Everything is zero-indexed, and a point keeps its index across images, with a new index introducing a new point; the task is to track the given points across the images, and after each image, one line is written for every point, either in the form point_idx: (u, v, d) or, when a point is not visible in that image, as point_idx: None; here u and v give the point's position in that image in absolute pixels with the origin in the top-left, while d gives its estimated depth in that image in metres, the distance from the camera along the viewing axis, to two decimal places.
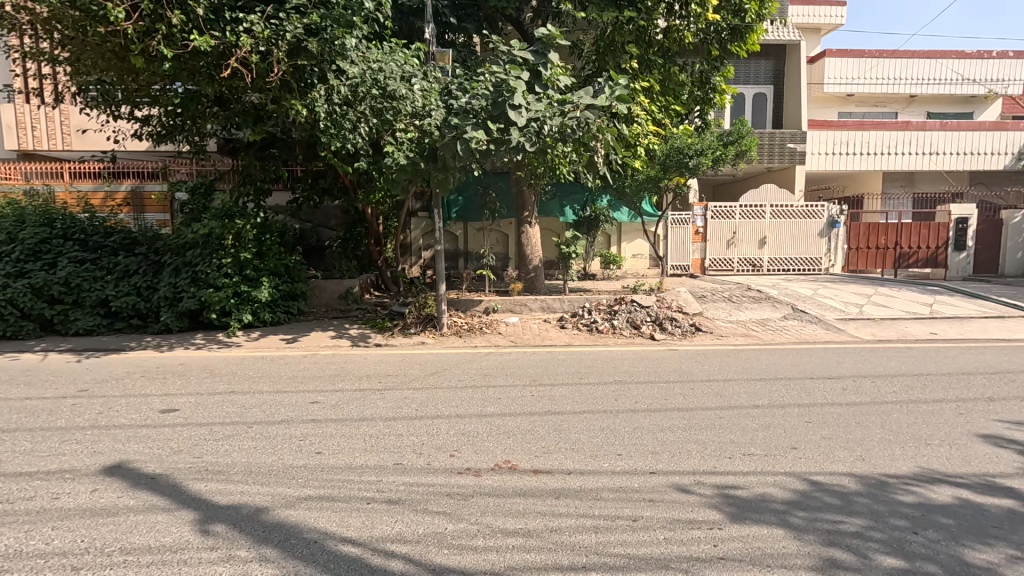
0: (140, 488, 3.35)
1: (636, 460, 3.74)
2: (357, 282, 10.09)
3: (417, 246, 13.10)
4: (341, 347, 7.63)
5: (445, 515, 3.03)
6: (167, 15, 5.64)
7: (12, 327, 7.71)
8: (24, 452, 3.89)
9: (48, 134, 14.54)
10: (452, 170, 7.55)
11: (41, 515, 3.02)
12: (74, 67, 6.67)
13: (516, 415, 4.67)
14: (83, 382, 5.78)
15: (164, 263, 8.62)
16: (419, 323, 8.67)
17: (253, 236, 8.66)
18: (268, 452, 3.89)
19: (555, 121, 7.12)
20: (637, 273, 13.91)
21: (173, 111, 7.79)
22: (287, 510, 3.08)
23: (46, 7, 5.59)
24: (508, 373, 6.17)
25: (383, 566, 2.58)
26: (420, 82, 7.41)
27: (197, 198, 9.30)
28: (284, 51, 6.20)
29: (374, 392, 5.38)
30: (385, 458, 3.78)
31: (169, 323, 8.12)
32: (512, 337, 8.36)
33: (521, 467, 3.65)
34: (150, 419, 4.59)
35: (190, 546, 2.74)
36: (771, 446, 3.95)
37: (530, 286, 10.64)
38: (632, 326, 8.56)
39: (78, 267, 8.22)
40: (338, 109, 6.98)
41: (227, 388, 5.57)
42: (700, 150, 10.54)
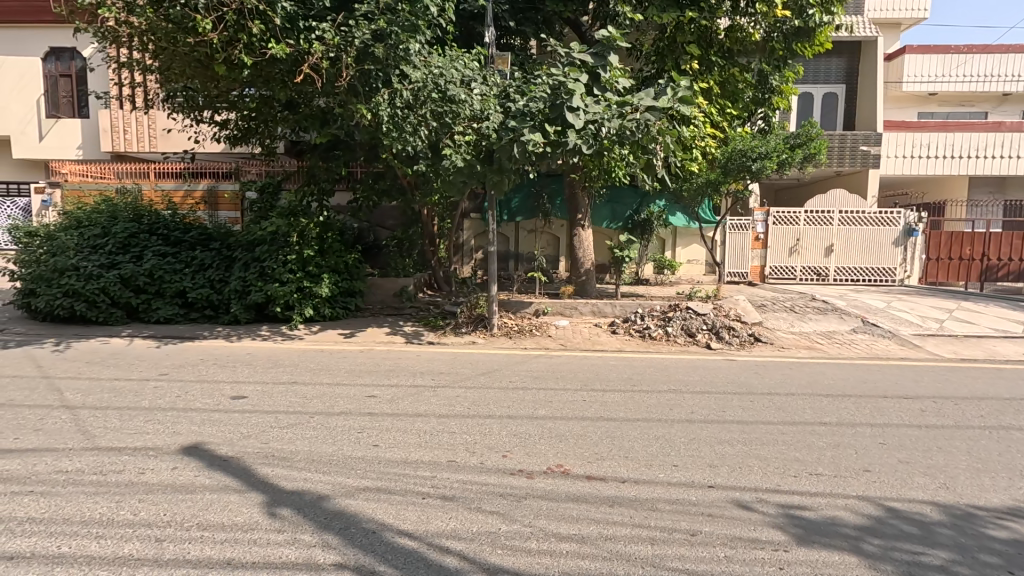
0: (214, 468, 3.58)
1: (692, 472, 3.63)
2: (411, 281, 10.36)
3: (471, 246, 13.28)
4: (395, 343, 7.84)
5: (498, 515, 3.05)
6: (248, 25, 6.01)
7: (103, 314, 8.43)
8: (114, 429, 4.23)
9: (137, 137, 15.83)
10: (508, 172, 7.69)
11: (128, 488, 3.28)
12: (164, 75, 7.28)
13: (567, 419, 4.64)
14: (164, 367, 6.24)
15: (235, 258, 9.16)
16: (470, 323, 8.76)
17: (315, 235, 9.05)
18: (329, 442, 4.05)
19: (613, 124, 7.13)
20: (692, 279, 13.48)
21: (246, 115, 8.22)
22: (346, 500, 3.20)
23: (144, 21, 6.10)
24: (558, 377, 6.13)
25: (439, 562, 2.62)
26: (479, 87, 7.51)
27: (266, 197, 9.82)
28: (353, 56, 6.47)
29: (427, 389, 5.49)
30: (439, 455, 3.85)
31: (238, 315, 8.62)
32: (562, 340, 8.32)
33: (574, 472, 3.62)
34: (222, 404, 4.90)
35: (259, 527, 2.89)
36: (840, 467, 3.73)
37: (582, 290, 10.56)
38: (687, 334, 8.30)
39: (161, 260, 8.89)
40: (400, 112, 7.16)
41: (291, 378, 5.85)
42: (763, 152, 9.81)
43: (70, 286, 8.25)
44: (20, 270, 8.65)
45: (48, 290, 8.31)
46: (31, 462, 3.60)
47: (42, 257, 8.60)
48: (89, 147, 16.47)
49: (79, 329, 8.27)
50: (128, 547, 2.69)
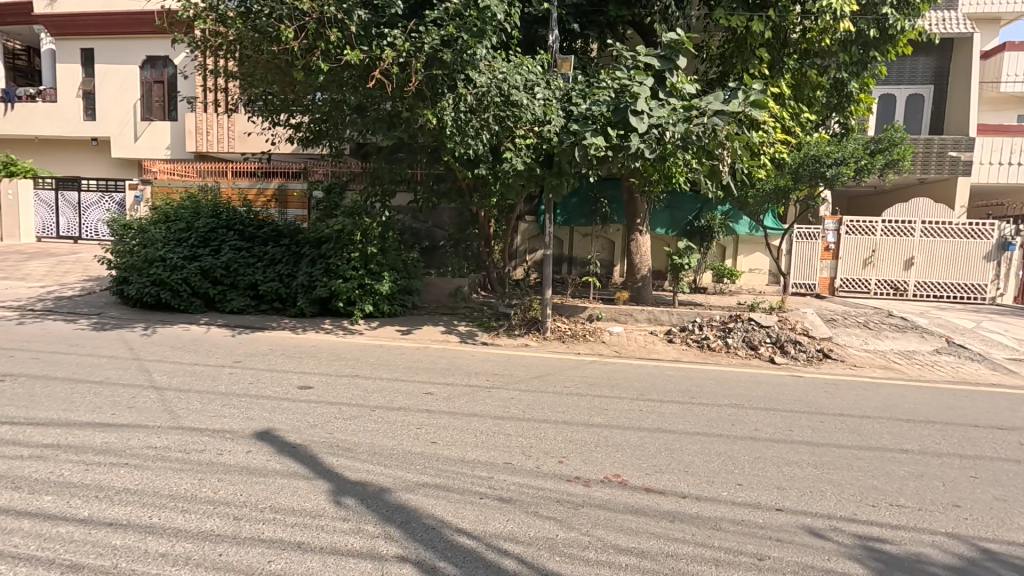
0: (284, 454, 3.77)
1: (758, 492, 3.47)
2: (466, 281, 10.51)
3: (525, 249, 13.33)
4: (451, 342, 7.99)
5: (555, 521, 3.04)
6: (327, 33, 6.32)
7: (184, 302, 9.08)
8: (196, 411, 4.55)
9: (218, 138, 17.00)
10: (567, 176, 7.82)
11: (209, 467, 3.51)
12: (248, 82, 7.78)
13: (624, 429, 4.56)
14: (237, 355, 6.65)
15: (303, 254, 9.63)
16: (523, 326, 8.78)
17: (378, 234, 9.35)
18: (389, 436, 4.18)
19: (678, 128, 6.98)
20: (754, 289, 12.92)
21: (317, 120, 8.56)
22: (406, 494, 3.28)
23: (235, 32, 6.65)
24: (613, 385, 6.03)
25: (497, 563, 2.65)
26: (542, 92, 7.53)
27: (332, 197, 10.23)
28: (422, 61, 6.67)
29: (482, 389, 5.55)
30: (495, 456, 3.88)
31: (303, 308, 9.07)
32: (616, 347, 8.19)
33: (631, 483, 3.56)
34: (290, 393, 5.15)
35: (326, 514, 3.02)
36: (924, 499, 3.45)
37: (638, 296, 10.35)
38: (748, 347, 7.96)
39: (236, 254, 9.49)
40: (464, 116, 7.21)
41: (352, 371, 6.09)
42: (840, 157, 9.25)
43: (157, 275, 8.96)
44: (115, 259, 9.45)
45: (139, 278, 9.05)
46: (125, 437, 3.93)
47: (135, 248, 9.37)
48: (176, 148, 17.83)
49: (164, 315, 8.96)
50: (210, 522, 2.89)
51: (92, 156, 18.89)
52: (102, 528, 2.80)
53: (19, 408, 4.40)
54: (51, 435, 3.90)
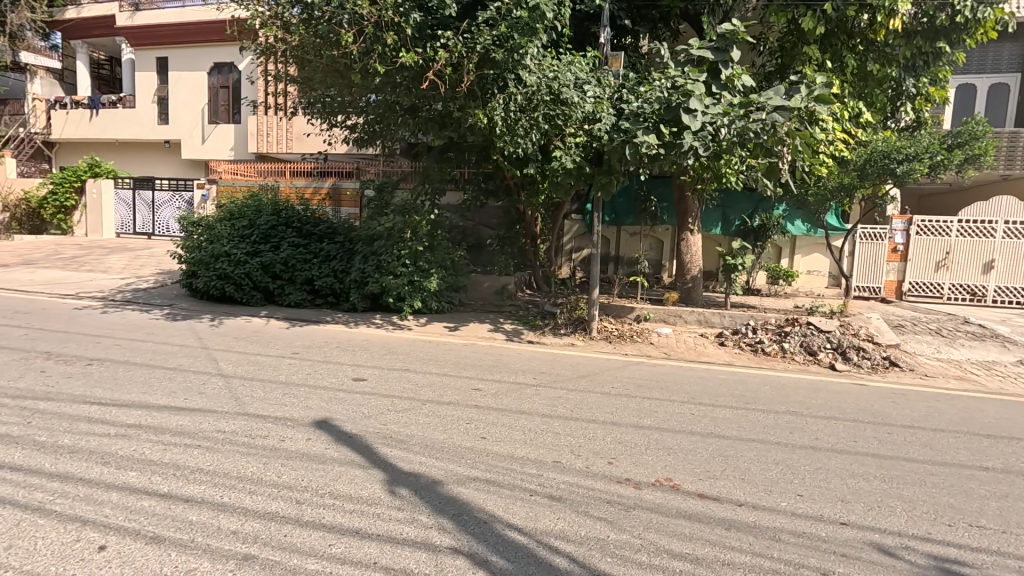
0: (341, 443, 3.93)
1: (820, 504, 3.32)
2: (513, 279, 10.55)
3: (570, 248, 13.26)
4: (496, 340, 8.07)
5: (607, 522, 3.02)
6: (384, 37, 6.49)
7: (247, 295, 9.60)
8: (260, 398, 4.81)
9: (277, 140, 17.79)
10: (617, 173, 7.76)
11: (272, 452, 3.70)
12: (310, 86, 8.12)
13: (675, 432, 4.46)
14: (296, 346, 6.97)
15: (355, 251, 9.93)
16: (569, 325, 8.73)
17: (427, 232, 9.52)
18: (440, 430, 4.27)
19: (734, 125, 6.75)
20: (812, 292, 12.34)
21: (372, 121, 8.71)
22: (458, 487, 3.35)
23: (298, 38, 6.94)
24: (663, 387, 5.91)
25: (549, 561, 2.66)
26: (592, 90, 7.45)
27: (383, 195, 10.42)
28: (474, 62, 6.74)
29: (530, 387, 5.58)
30: (545, 454, 3.89)
31: (356, 303, 9.40)
32: (665, 348, 8.01)
33: (684, 488, 3.48)
34: (345, 385, 5.35)
35: (382, 503, 3.12)
36: (1009, 522, 3.20)
37: (687, 296, 10.10)
38: (807, 353, 7.59)
39: (294, 250, 9.90)
40: (514, 116, 7.25)
41: (403, 365, 6.26)
42: (911, 153, 8.70)
43: (223, 269, 9.50)
44: (185, 254, 10.08)
45: (206, 272, 9.62)
46: (198, 420, 4.20)
47: (202, 244, 9.96)
48: (240, 149, 18.79)
49: (228, 308, 9.50)
50: (275, 505, 3.05)
51: (165, 157, 20.20)
52: (179, 504, 3.00)
53: (105, 390, 4.79)
54: (133, 416, 4.22)
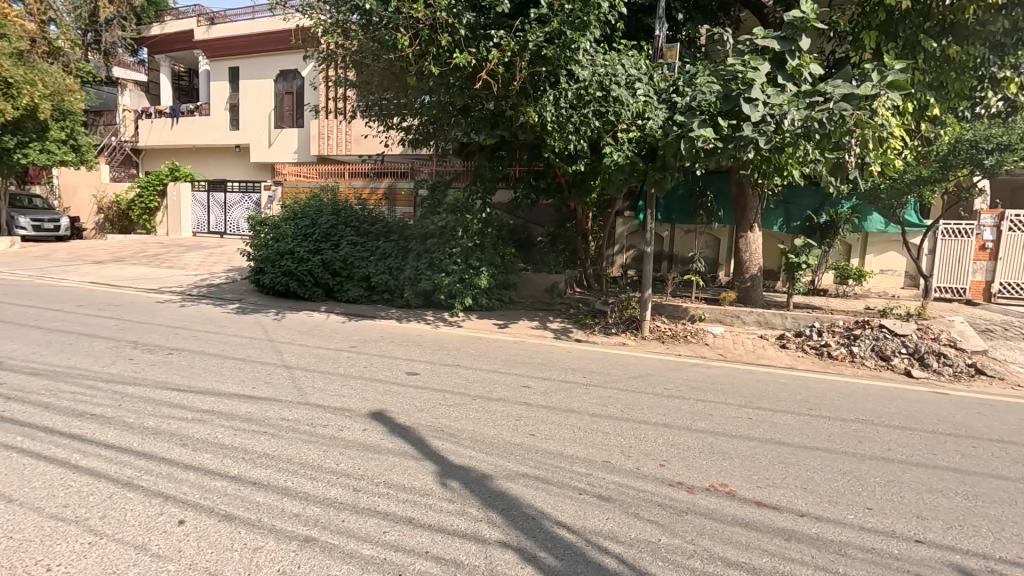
0: (395, 434, 4.06)
1: (891, 519, 3.11)
2: (563, 277, 10.49)
3: (622, 245, 13.02)
4: (546, 338, 8.06)
5: (658, 525, 2.96)
6: (438, 39, 6.63)
7: (309, 291, 10.09)
8: (320, 389, 5.05)
9: (337, 142, 18.52)
10: (671, 169, 7.56)
11: (332, 441, 3.89)
12: (368, 89, 8.38)
13: (731, 437, 4.30)
14: (354, 340, 7.26)
15: (409, 249, 10.21)
16: (620, 324, 8.59)
17: (478, 230, 9.65)
18: (490, 425, 4.32)
19: (799, 116, 6.42)
20: (885, 293, 11.53)
21: (426, 122, 8.81)
22: (507, 482, 3.38)
23: (358, 43, 7.21)
24: (718, 390, 5.70)
25: (597, 561, 2.64)
26: (642, 87, 7.32)
27: (436, 195, 10.56)
28: (526, 59, 6.75)
29: (580, 386, 5.54)
30: (594, 454, 3.86)
31: (410, 300, 9.66)
32: (721, 350, 7.72)
33: (740, 494, 3.36)
34: (399, 378, 5.52)
35: (433, 494, 3.21)
36: None
37: (745, 297, 9.69)
38: (879, 358, 7.10)
39: (352, 248, 10.30)
40: (565, 112, 7.21)
41: (454, 361, 6.38)
42: (1003, 142, 7.99)
43: (287, 266, 10.04)
44: (253, 252, 10.73)
45: (273, 269, 10.19)
46: (264, 408, 4.46)
47: (269, 243, 10.55)
48: (303, 152, 19.72)
49: (291, 303, 10.03)
50: (334, 491, 3.19)
51: (236, 161, 21.53)
52: (248, 486, 3.21)
53: (183, 377, 5.19)
54: (207, 402, 4.54)
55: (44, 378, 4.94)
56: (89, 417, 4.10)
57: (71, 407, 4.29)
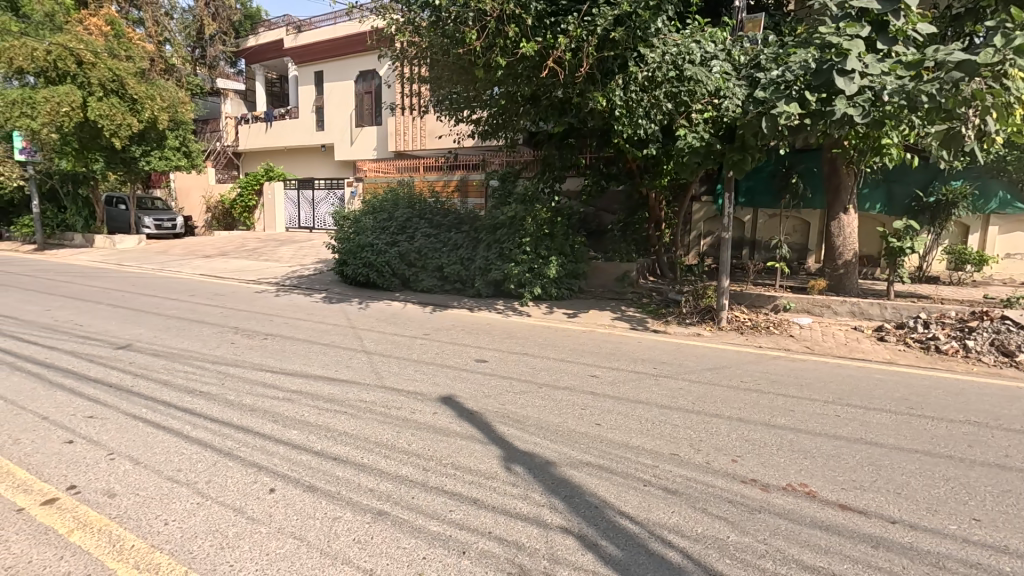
0: (464, 418, 4.21)
1: (1003, 533, 2.77)
2: (635, 265, 10.21)
3: (698, 231, 12.42)
4: (617, 328, 7.92)
5: (727, 522, 2.85)
6: (505, 31, 6.65)
7: (386, 281, 10.59)
8: (395, 373, 5.34)
9: (412, 138, 19.14)
10: (752, 149, 7.04)
11: (404, 422, 4.10)
12: (438, 84, 8.52)
13: (814, 434, 4.02)
14: (427, 328, 7.57)
15: (480, 239, 10.42)
16: (696, 314, 8.20)
17: (548, 220, 9.69)
18: (556, 413, 4.34)
19: (902, 87, 5.78)
20: (1011, 280, 10.14)
21: (495, 113, 8.88)
22: (570, 470, 3.40)
23: (428, 40, 7.40)
24: (802, 384, 5.32)
25: (660, 554, 2.60)
26: (719, 64, 6.95)
27: (506, 185, 10.57)
28: (593, 44, 6.62)
29: (649, 377, 5.41)
30: (662, 446, 3.77)
31: (480, 290, 9.87)
32: (808, 342, 7.17)
33: (822, 496, 3.14)
34: (469, 365, 5.69)
35: (498, 477, 3.30)
36: None
37: (835, 286, 8.94)
38: (999, 353, 6.26)
39: (426, 240, 10.70)
40: (635, 96, 6.99)
41: (522, 350, 6.45)
42: None
43: (367, 258, 10.61)
44: (337, 245, 11.42)
45: (354, 261, 10.81)
46: (345, 390, 4.79)
47: (350, 236, 11.18)
48: (380, 148, 20.60)
49: (371, 292, 10.60)
50: (405, 469, 3.38)
51: (322, 160, 22.98)
52: (329, 461, 3.48)
53: (276, 360, 5.69)
54: (297, 383, 4.95)
55: (164, 359, 5.64)
56: (198, 393, 4.63)
57: (183, 384, 4.86)
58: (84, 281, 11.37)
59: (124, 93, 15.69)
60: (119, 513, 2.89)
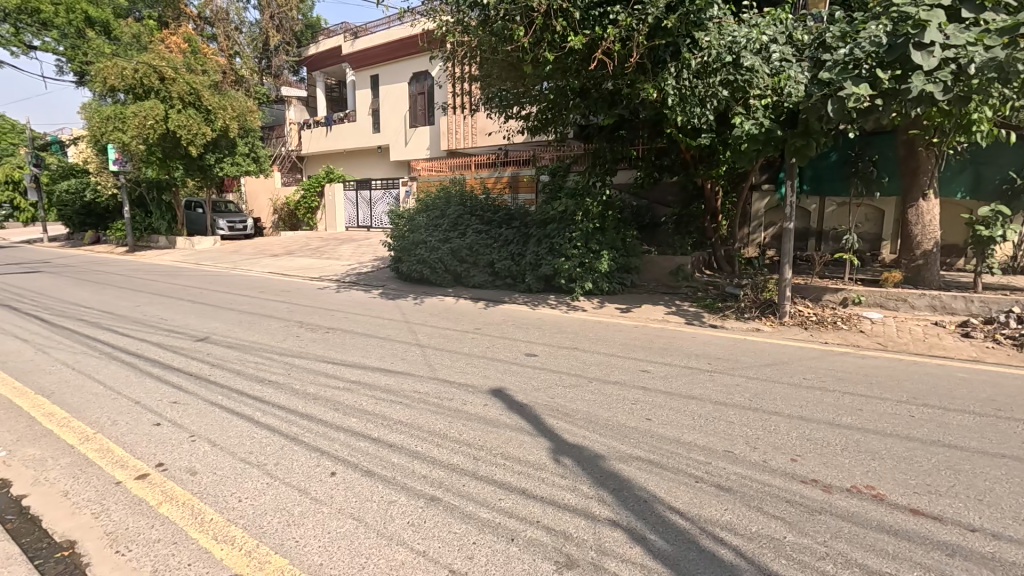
0: (514, 410, 4.28)
1: None
2: (690, 259, 9.91)
3: (760, 222, 11.85)
4: (671, 323, 7.74)
5: (784, 522, 2.75)
6: (553, 25, 6.60)
7: (439, 277, 10.86)
8: (447, 366, 5.49)
9: (465, 136, 19.43)
10: (817, 134, 6.67)
11: (456, 413, 4.21)
12: (488, 81, 8.58)
13: (884, 435, 3.78)
14: (478, 323, 7.70)
15: (530, 234, 10.44)
16: (756, 308, 7.86)
17: (598, 214, 9.57)
18: (605, 407, 4.32)
19: (991, 55, 5.24)
20: None
21: (544, 108, 8.92)
22: (620, 464, 3.38)
23: (477, 39, 7.47)
24: (872, 383, 5.00)
25: (712, 551, 2.54)
26: (779, 48, 6.64)
27: (557, 179, 10.52)
28: (644, 33, 6.42)
29: (704, 372, 5.26)
30: (715, 442, 3.67)
31: (531, 285, 9.91)
32: (880, 338, 6.71)
33: (891, 499, 2.96)
34: (519, 359, 5.76)
35: (546, 468, 3.34)
36: None
37: (914, 279, 8.30)
38: None
39: (478, 236, 10.85)
40: (689, 84, 6.76)
41: (573, 344, 6.43)
42: None
43: (421, 255, 10.92)
44: (392, 243, 11.80)
45: (409, 258, 11.15)
46: (399, 381, 4.99)
47: (405, 233, 11.53)
48: (433, 148, 21.03)
49: (425, 288, 10.89)
50: (456, 458, 3.49)
51: (378, 161, 23.79)
52: (385, 448, 3.64)
53: (337, 352, 6.00)
54: (355, 374, 5.20)
55: (238, 351, 6.08)
56: (267, 383, 4.96)
57: (254, 374, 5.23)
58: (168, 279, 12.38)
59: (200, 105, 16.96)
60: (199, 489, 3.16)
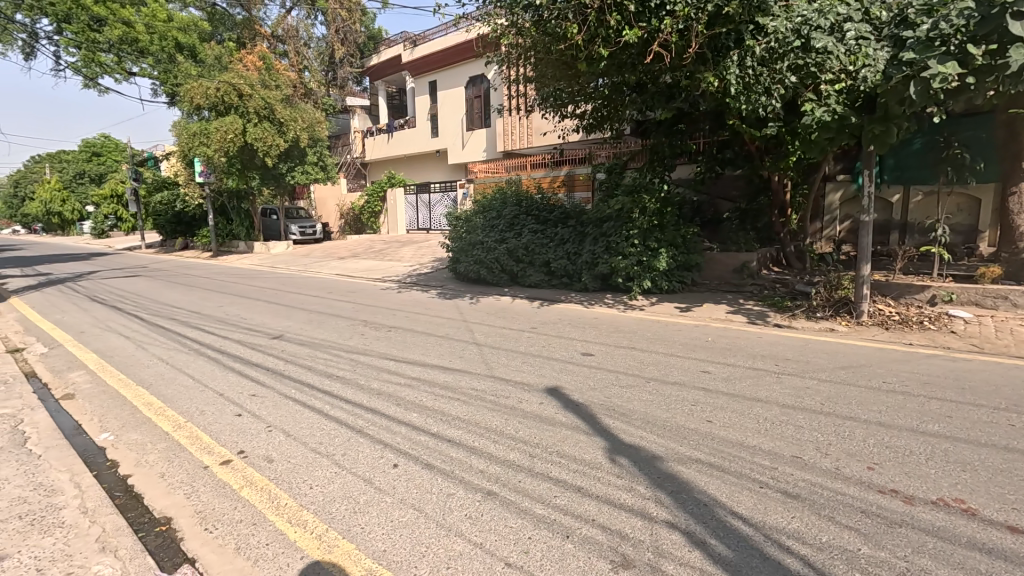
0: (569, 409, 4.28)
1: None
2: (755, 256, 9.45)
3: (834, 215, 11.14)
4: (735, 322, 7.43)
5: (859, 534, 2.58)
6: (607, 20, 6.46)
7: (496, 277, 11.01)
8: (503, 364, 5.56)
9: (520, 137, 19.53)
10: (898, 118, 6.16)
11: (512, 411, 4.27)
12: (541, 82, 8.59)
13: (976, 445, 3.46)
14: (534, 322, 7.74)
15: (586, 233, 10.33)
16: (829, 307, 7.37)
17: (656, 210, 9.33)
18: (663, 408, 4.23)
19: None
20: None
21: (599, 105, 8.85)
22: (679, 466, 3.30)
23: (531, 40, 7.48)
24: (964, 388, 4.56)
25: (777, 559, 2.44)
26: (854, 27, 6.21)
27: (613, 176, 10.35)
28: (704, 21, 6.19)
29: (770, 374, 5.02)
30: (783, 447, 3.50)
31: (587, 284, 9.82)
32: (976, 339, 6.11)
33: (984, 515, 2.71)
34: (575, 358, 5.75)
35: (602, 467, 3.32)
36: None
37: (1016, 273, 7.35)
38: None
39: (533, 236, 10.87)
40: (753, 71, 6.47)
41: (629, 344, 6.33)
42: None
43: (478, 256, 11.12)
44: (450, 244, 12.07)
45: (467, 259, 11.39)
46: (457, 379, 5.11)
47: (462, 235, 11.76)
48: (489, 149, 21.32)
49: (482, 288, 11.08)
50: (512, 454, 3.54)
51: (437, 164, 24.46)
52: (444, 443, 3.76)
53: (398, 350, 6.23)
54: (416, 371, 5.39)
55: (308, 348, 6.46)
56: (334, 379, 5.24)
57: (323, 370, 5.54)
58: (247, 282, 13.30)
59: (273, 118, 18.17)
60: (276, 476, 3.41)
